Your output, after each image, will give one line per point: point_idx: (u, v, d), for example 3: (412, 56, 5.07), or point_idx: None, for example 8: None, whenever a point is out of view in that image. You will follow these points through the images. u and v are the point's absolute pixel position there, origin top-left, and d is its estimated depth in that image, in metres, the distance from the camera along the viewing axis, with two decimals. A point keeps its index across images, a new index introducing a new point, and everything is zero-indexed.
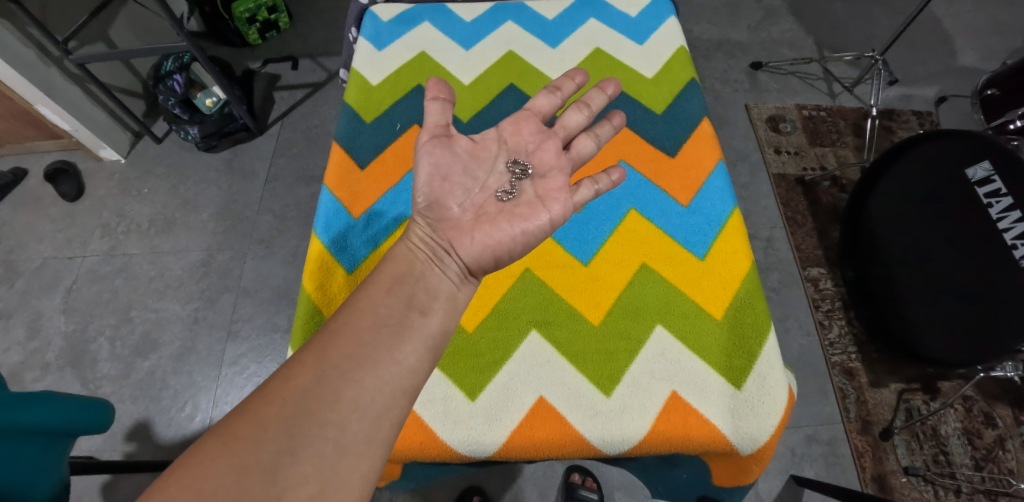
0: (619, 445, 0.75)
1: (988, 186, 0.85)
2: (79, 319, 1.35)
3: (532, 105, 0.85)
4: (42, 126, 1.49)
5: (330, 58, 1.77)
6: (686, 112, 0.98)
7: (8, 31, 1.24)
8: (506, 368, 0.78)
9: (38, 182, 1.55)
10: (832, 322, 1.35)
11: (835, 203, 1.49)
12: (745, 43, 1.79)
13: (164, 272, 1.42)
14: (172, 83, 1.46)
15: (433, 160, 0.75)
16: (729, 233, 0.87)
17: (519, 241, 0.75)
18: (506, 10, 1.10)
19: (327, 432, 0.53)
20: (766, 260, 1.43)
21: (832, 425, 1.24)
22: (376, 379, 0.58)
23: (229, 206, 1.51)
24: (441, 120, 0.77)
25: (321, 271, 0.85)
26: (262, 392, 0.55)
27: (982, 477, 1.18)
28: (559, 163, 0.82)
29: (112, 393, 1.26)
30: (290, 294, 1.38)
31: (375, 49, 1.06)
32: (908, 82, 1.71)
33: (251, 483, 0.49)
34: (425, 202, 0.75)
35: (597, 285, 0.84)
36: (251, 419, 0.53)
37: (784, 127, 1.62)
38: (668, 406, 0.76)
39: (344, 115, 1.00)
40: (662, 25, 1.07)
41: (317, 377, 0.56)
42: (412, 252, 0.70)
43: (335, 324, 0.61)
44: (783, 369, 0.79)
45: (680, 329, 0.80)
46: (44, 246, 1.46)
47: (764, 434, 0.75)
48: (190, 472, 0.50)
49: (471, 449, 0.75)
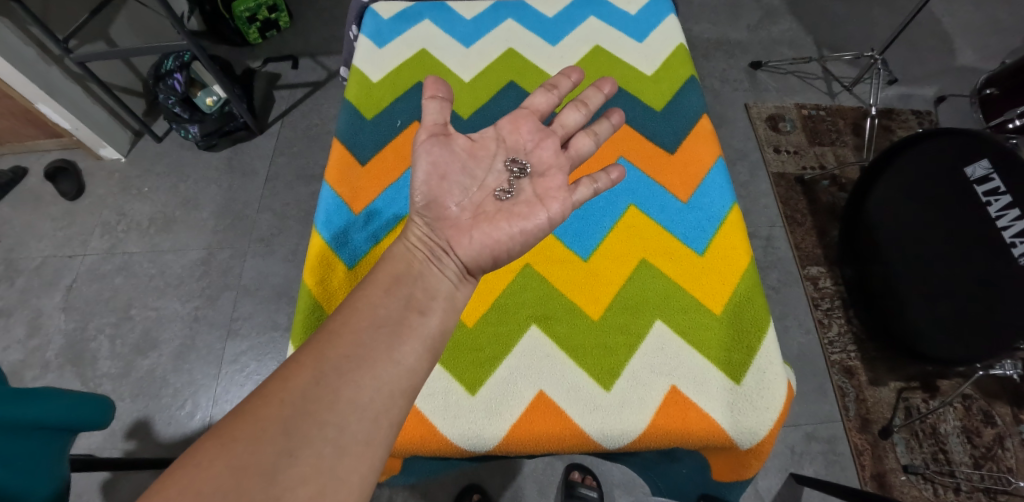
0: (619, 439, 0.75)
1: (987, 184, 0.87)
2: (79, 317, 1.35)
3: (530, 104, 0.85)
4: (43, 125, 1.49)
5: (331, 56, 1.78)
6: (685, 109, 0.98)
7: (9, 29, 1.24)
8: (506, 363, 0.78)
9: (38, 180, 1.55)
10: (832, 321, 1.35)
11: (835, 202, 1.49)
12: (745, 42, 1.79)
13: (164, 270, 1.42)
14: (173, 81, 1.46)
15: (431, 158, 0.75)
16: (728, 229, 0.87)
17: (518, 240, 0.75)
18: (506, 8, 1.10)
19: (326, 432, 0.53)
20: (765, 259, 1.43)
21: (832, 424, 1.24)
22: (375, 379, 0.58)
23: (230, 205, 1.51)
24: (440, 119, 0.77)
25: (321, 266, 0.85)
26: (261, 392, 0.55)
27: (982, 475, 1.18)
28: (557, 161, 0.82)
29: (112, 390, 1.26)
30: (290, 292, 1.38)
31: (375, 46, 1.06)
32: (907, 82, 1.71)
33: (250, 484, 0.50)
34: (423, 201, 0.75)
35: (596, 280, 0.84)
36: (250, 420, 0.53)
37: (784, 126, 1.62)
38: (668, 400, 0.76)
39: (344, 112, 1.00)
40: (661, 22, 1.07)
41: (315, 378, 0.56)
42: (411, 251, 0.71)
43: (334, 324, 0.61)
44: (783, 364, 0.79)
45: (679, 324, 0.81)
46: (45, 244, 1.46)
47: (763, 428, 0.75)
48: (189, 474, 0.50)
49: (471, 443, 0.75)
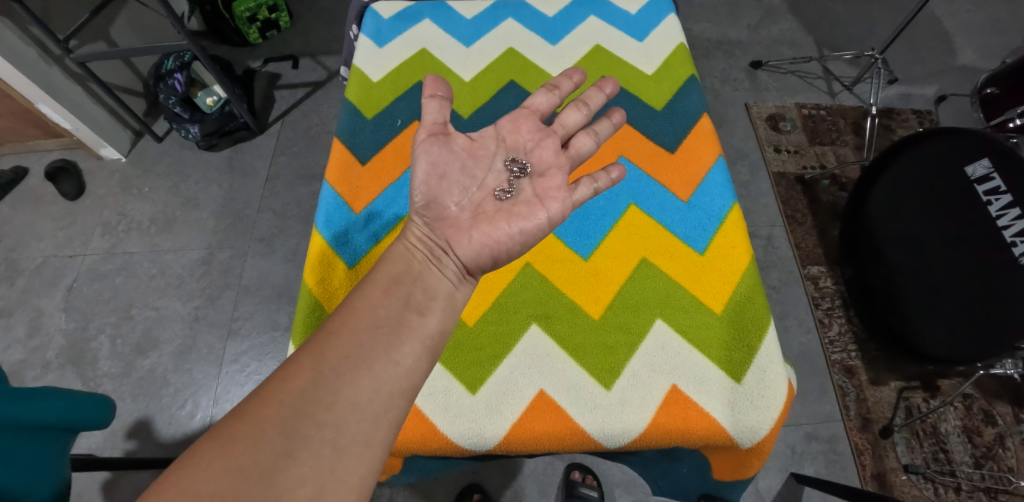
0: (619, 438, 0.75)
1: (988, 184, 0.85)
2: (79, 317, 1.35)
3: (531, 103, 0.85)
4: (43, 125, 1.50)
5: (331, 56, 1.78)
6: (686, 108, 0.98)
7: (9, 29, 1.25)
8: (506, 362, 0.78)
9: (38, 180, 1.55)
10: (832, 321, 1.35)
11: (835, 201, 1.49)
12: (745, 42, 1.79)
13: (165, 270, 1.42)
14: (173, 81, 1.46)
15: (430, 158, 0.75)
16: (729, 228, 0.87)
17: (517, 240, 0.75)
18: (506, 8, 1.10)
19: (325, 433, 0.53)
20: (766, 259, 1.43)
21: (832, 424, 1.24)
22: (374, 380, 0.58)
23: (230, 205, 1.51)
24: (439, 118, 0.77)
25: (321, 266, 0.85)
26: (260, 393, 0.55)
27: (982, 475, 1.18)
28: (558, 161, 0.82)
29: (112, 390, 1.26)
30: (290, 292, 1.39)
31: (375, 46, 1.06)
32: (907, 81, 1.71)
33: (249, 485, 0.50)
34: (422, 201, 0.75)
35: (597, 279, 0.84)
36: (248, 420, 0.53)
37: (784, 126, 1.62)
38: (668, 399, 0.76)
39: (345, 112, 1.00)
40: (662, 22, 1.07)
41: (314, 379, 0.56)
42: (410, 251, 0.71)
43: (334, 324, 0.61)
44: (783, 363, 0.79)
45: (680, 323, 0.81)
46: (45, 244, 1.46)
47: (764, 428, 0.75)
48: (188, 475, 0.50)
49: (471, 442, 0.75)
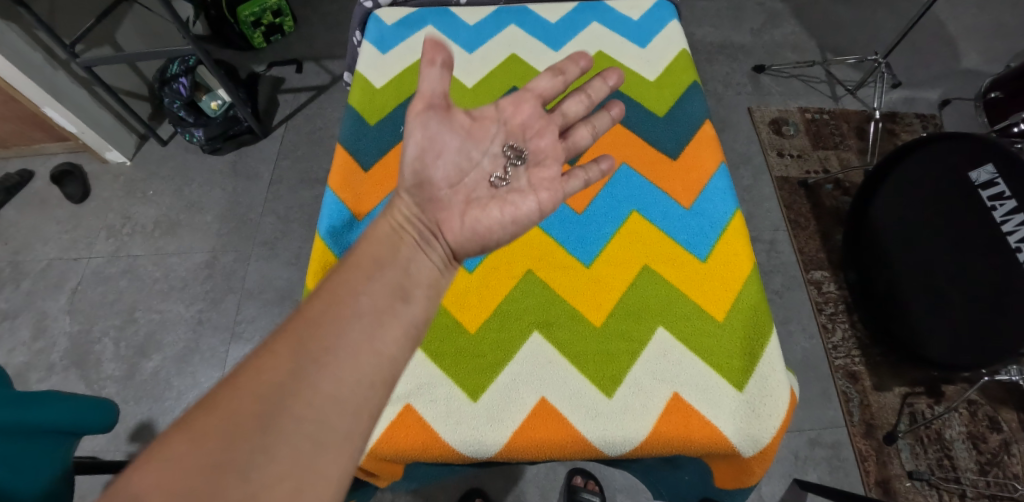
0: (619, 446, 0.75)
1: (992, 188, 0.84)
2: (83, 320, 1.36)
3: (535, 86, 0.84)
4: (49, 129, 1.51)
5: (334, 61, 1.78)
6: (687, 115, 0.98)
7: (14, 32, 1.24)
8: (507, 370, 0.78)
9: (44, 184, 1.56)
10: (835, 326, 1.34)
11: (838, 206, 1.49)
12: (748, 46, 1.79)
13: (168, 273, 1.42)
14: (178, 86, 1.50)
15: (427, 132, 0.72)
16: (730, 235, 0.87)
17: (508, 228, 0.75)
18: (508, 14, 1.11)
19: (303, 427, 0.52)
20: (769, 263, 1.43)
21: (835, 429, 1.24)
22: (356, 372, 0.56)
23: (233, 208, 1.52)
24: (439, 89, 0.71)
25: (324, 270, 0.85)
26: (232, 385, 0.53)
27: (987, 481, 1.18)
28: (554, 151, 0.83)
29: (116, 393, 1.27)
30: (293, 296, 1.39)
31: (378, 52, 1.07)
32: (910, 85, 1.71)
33: (222, 481, 0.48)
34: (413, 179, 0.73)
35: (598, 286, 0.84)
36: (222, 414, 0.51)
37: (786, 130, 1.62)
38: (669, 407, 0.76)
39: (349, 119, 1.01)
40: (662, 28, 1.07)
41: (292, 370, 0.54)
42: (398, 233, 0.70)
43: (313, 312, 0.59)
44: (785, 371, 0.79)
45: (681, 330, 0.80)
46: (50, 247, 1.47)
47: (765, 436, 0.74)
48: (156, 471, 0.47)
49: (472, 449, 0.75)
